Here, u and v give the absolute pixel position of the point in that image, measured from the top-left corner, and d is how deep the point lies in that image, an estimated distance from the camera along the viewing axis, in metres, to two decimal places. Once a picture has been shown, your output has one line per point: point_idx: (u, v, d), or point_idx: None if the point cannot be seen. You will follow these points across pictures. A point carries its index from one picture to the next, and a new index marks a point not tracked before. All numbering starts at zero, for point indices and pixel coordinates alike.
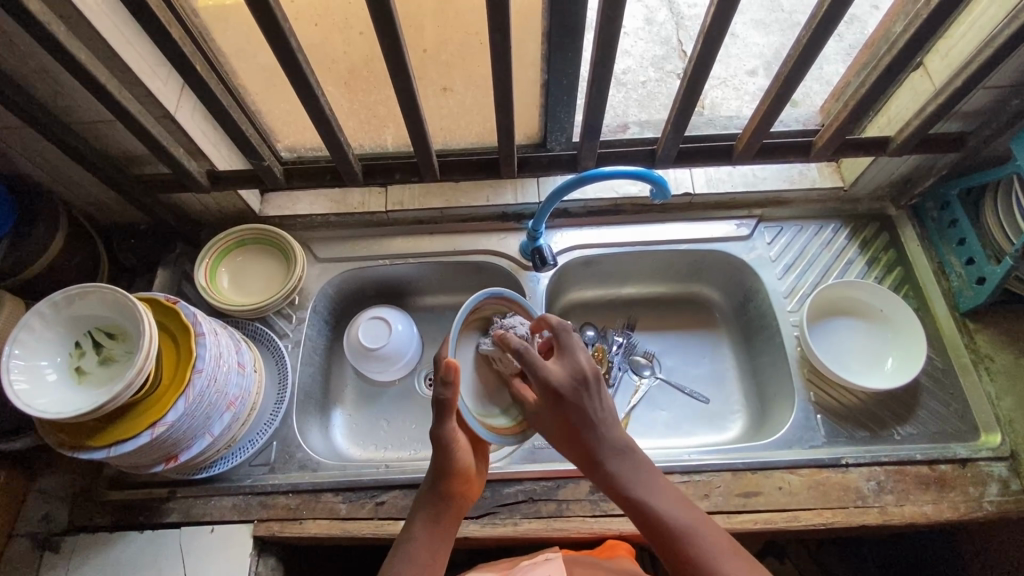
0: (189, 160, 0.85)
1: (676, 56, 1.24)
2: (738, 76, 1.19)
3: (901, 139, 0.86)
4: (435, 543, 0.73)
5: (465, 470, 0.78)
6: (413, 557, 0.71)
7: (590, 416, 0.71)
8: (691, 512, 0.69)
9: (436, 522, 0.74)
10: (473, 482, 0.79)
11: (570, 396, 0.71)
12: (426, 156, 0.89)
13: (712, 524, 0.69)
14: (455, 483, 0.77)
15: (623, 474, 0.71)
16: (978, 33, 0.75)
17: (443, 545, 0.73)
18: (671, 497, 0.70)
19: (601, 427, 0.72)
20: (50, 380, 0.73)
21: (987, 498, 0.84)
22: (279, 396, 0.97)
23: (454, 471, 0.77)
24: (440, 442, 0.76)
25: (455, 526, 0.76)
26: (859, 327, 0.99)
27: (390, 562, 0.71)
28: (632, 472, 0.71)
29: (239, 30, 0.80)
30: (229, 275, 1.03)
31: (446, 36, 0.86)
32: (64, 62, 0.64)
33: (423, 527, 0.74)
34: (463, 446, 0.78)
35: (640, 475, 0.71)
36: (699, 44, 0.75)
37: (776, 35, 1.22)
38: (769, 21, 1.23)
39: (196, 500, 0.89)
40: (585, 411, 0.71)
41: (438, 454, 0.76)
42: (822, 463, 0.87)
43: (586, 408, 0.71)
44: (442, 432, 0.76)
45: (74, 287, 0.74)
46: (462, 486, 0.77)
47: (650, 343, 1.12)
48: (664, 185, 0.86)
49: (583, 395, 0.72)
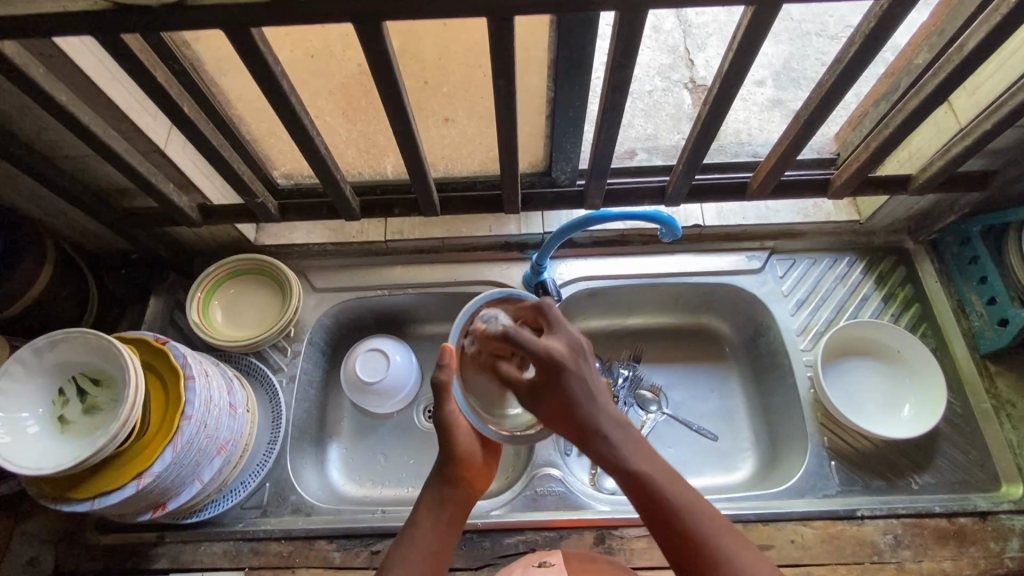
0: (178, 195, 0.81)
1: (682, 65, 1.19)
2: (746, 87, 1.14)
3: (925, 177, 0.82)
4: (441, 532, 0.69)
5: (471, 456, 0.74)
6: (418, 544, 0.67)
7: (587, 398, 0.63)
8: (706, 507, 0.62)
9: (441, 508, 0.71)
10: (480, 471, 0.75)
11: (562, 372, 0.62)
12: (426, 192, 0.86)
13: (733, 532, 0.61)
14: (462, 471, 0.73)
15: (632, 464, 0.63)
16: (1008, 75, 0.72)
17: (448, 532, 0.70)
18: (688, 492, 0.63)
19: (596, 407, 0.63)
20: (32, 433, 0.70)
21: (1009, 555, 0.81)
22: (273, 433, 0.94)
23: (460, 459, 0.73)
24: (444, 427, 0.72)
25: (462, 514, 0.72)
26: (874, 368, 0.96)
27: (392, 552, 0.68)
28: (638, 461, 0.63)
29: (229, 61, 0.76)
30: (222, 308, 0.99)
31: (448, 66, 0.82)
32: (44, 104, 0.61)
33: (428, 513, 0.70)
34: (469, 434, 0.74)
35: (646, 460, 0.63)
36: (717, 83, 0.71)
37: (785, 44, 1.16)
38: (778, 31, 1.17)
39: (186, 546, 0.86)
40: (580, 389, 0.63)
41: (442, 437, 0.73)
42: (836, 515, 0.84)
43: (579, 385, 0.62)
44: (445, 417, 0.72)
45: (58, 332, 0.72)
46: (468, 473, 0.73)
47: (656, 375, 1.09)
48: (674, 225, 0.83)
49: (577, 370, 0.63)
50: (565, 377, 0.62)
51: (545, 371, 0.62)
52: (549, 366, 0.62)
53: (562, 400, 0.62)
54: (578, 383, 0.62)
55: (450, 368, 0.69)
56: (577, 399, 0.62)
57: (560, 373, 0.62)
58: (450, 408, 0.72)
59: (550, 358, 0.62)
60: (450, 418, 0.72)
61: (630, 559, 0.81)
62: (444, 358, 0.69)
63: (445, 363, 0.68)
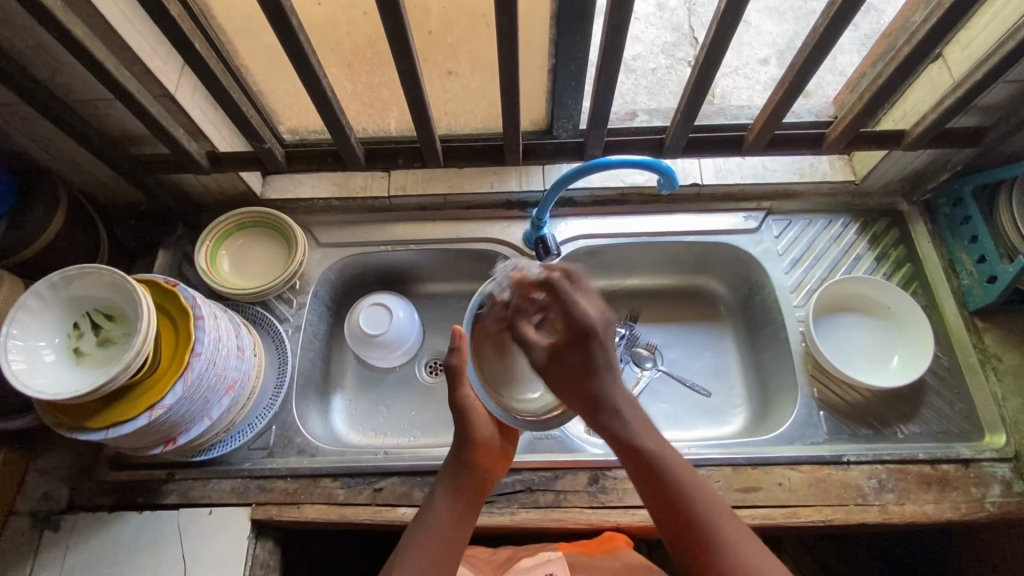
0: (188, 141, 0.84)
1: (687, 43, 1.19)
2: (749, 65, 1.15)
3: (917, 132, 0.85)
4: (458, 517, 0.72)
5: (488, 442, 0.77)
6: (433, 530, 0.70)
7: (606, 367, 0.72)
8: (701, 487, 0.69)
9: (458, 494, 0.73)
10: (495, 457, 0.78)
11: (593, 336, 0.72)
12: (429, 141, 0.88)
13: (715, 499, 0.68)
14: (478, 456, 0.76)
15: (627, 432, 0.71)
16: (1000, 25, 0.73)
17: (465, 516, 0.72)
18: (690, 478, 0.69)
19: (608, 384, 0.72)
20: (48, 361, 0.73)
21: (989, 499, 0.84)
22: (278, 379, 0.96)
23: (479, 446, 0.76)
24: (461, 410, 0.76)
25: (478, 498, 0.75)
26: (863, 323, 0.98)
27: (408, 534, 0.71)
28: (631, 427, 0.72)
29: (239, 12, 0.78)
30: (229, 259, 1.02)
31: (453, 18, 0.83)
32: (62, 38, 0.63)
33: (444, 499, 0.73)
34: (485, 420, 0.77)
35: (652, 440, 0.71)
36: (711, 32, 0.73)
37: (790, 22, 1.15)
38: (783, 9, 1.16)
39: (195, 482, 0.89)
40: (600, 359, 0.72)
41: (460, 422, 0.76)
42: (823, 460, 0.87)
43: (606, 354, 0.72)
44: (460, 399, 0.76)
45: (73, 267, 0.74)
46: (485, 459, 0.77)
47: (652, 334, 1.12)
48: (672, 175, 0.85)
49: (605, 339, 0.73)
50: (591, 340, 0.73)
51: (578, 332, 0.73)
52: (580, 327, 0.72)
53: (583, 359, 0.72)
54: (603, 352, 0.72)
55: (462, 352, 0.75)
56: (601, 365, 0.72)
57: (590, 339, 0.73)
58: (467, 391, 0.77)
59: (587, 320, 0.72)
60: (465, 401, 0.76)
61: (622, 498, 0.84)
62: (455, 341, 0.74)
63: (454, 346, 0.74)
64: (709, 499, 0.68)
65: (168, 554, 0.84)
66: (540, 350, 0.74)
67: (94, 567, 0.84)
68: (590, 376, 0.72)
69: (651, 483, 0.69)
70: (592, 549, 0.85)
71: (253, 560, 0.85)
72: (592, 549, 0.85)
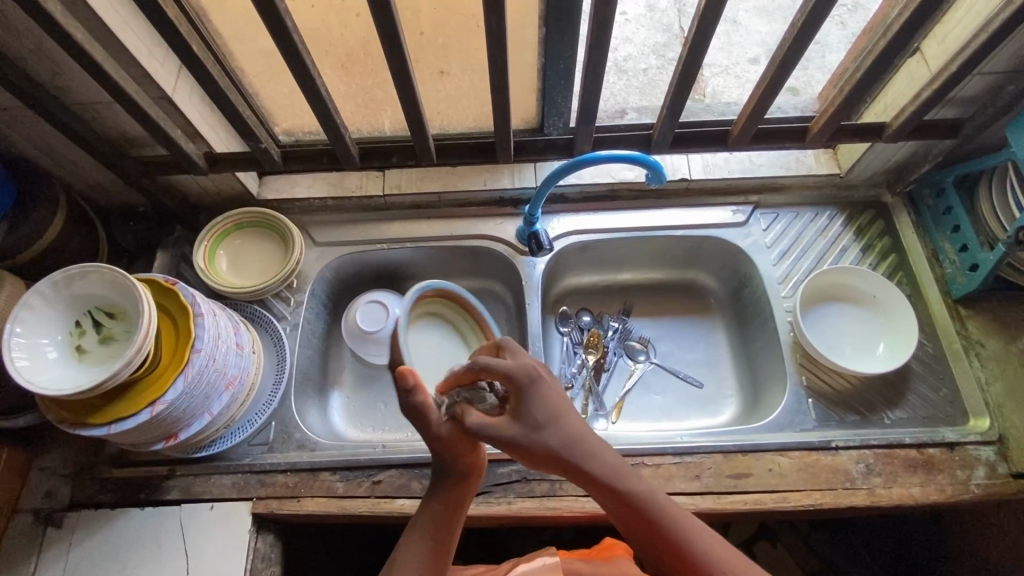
0: (186, 142, 0.86)
1: (677, 43, 1.21)
2: (739, 64, 1.17)
3: (898, 124, 0.87)
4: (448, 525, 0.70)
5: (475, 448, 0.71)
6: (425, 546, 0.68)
7: (564, 410, 0.65)
8: (691, 520, 0.68)
9: (449, 508, 0.71)
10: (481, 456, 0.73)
11: (537, 387, 0.64)
12: (423, 140, 0.90)
13: (707, 532, 0.68)
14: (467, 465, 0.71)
15: (607, 473, 0.65)
16: (974, 20, 0.76)
17: (452, 520, 0.71)
18: (676, 506, 0.68)
19: (570, 428, 0.65)
20: (51, 358, 0.74)
21: (974, 482, 0.85)
22: (277, 376, 0.98)
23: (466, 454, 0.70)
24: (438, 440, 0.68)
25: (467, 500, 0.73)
26: (849, 312, 1.01)
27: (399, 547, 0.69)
28: (612, 468, 0.66)
29: (233, 14, 0.79)
30: (227, 258, 1.04)
31: (443, 19, 0.85)
32: (62, 41, 0.65)
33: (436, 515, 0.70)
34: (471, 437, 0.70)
35: (633, 479, 0.67)
36: (694, 29, 0.75)
37: (779, 22, 1.18)
38: (772, 9, 1.19)
39: (196, 478, 0.90)
40: (556, 403, 0.64)
41: (439, 444, 0.68)
42: (812, 445, 0.89)
43: (561, 399, 0.65)
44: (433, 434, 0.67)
45: (75, 266, 0.76)
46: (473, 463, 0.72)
47: (645, 328, 1.13)
48: (660, 170, 0.87)
49: (550, 384, 0.66)
50: (536, 389, 0.64)
51: (521, 385, 0.63)
52: (525, 382, 0.63)
53: (540, 411, 0.63)
54: (550, 397, 0.64)
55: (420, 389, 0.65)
56: (553, 413, 0.64)
57: (536, 387, 0.64)
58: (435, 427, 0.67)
59: (527, 373, 0.64)
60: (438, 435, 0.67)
61: None
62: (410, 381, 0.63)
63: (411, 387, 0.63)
64: (689, 519, 0.68)
65: (170, 549, 0.85)
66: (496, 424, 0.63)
67: (97, 563, 0.85)
68: (546, 427, 0.64)
69: (644, 525, 0.66)
70: (590, 555, 0.85)
71: (254, 553, 0.86)
72: (590, 555, 0.85)
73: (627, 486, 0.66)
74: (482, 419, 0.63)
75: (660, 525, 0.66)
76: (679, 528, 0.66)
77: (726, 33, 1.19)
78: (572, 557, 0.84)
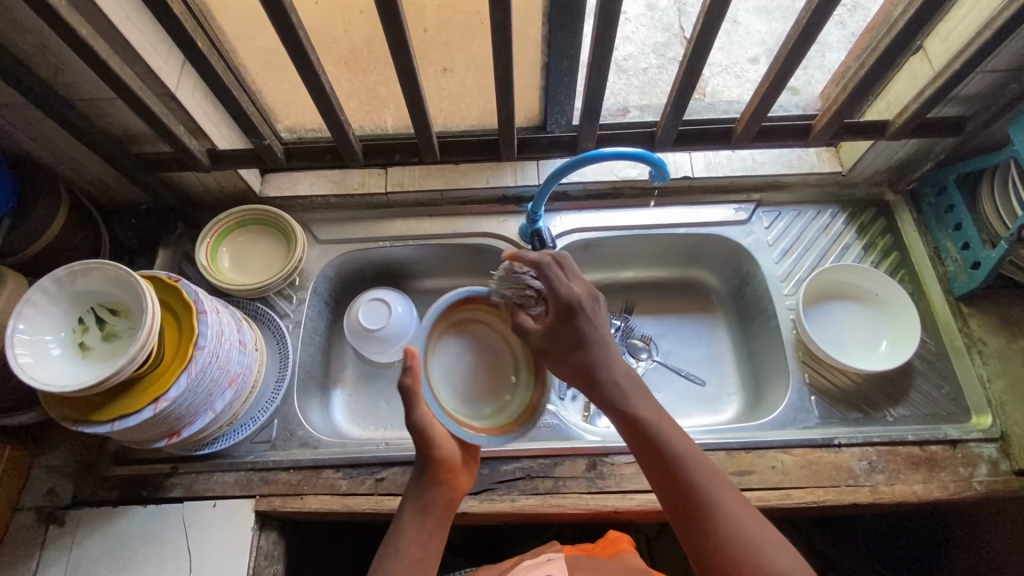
0: (189, 139, 0.85)
1: (677, 42, 1.21)
2: (739, 64, 1.17)
3: (901, 122, 0.87)
4: (426, 536, 0.71)
5: (452, 459, 0.73)
6: (403, 555, 0.69)
7: (599, 335, 0.71)
8: (703, 461, 0.66)
9: (425, 514, 0.72)
10: (459, 471, 0.75)
11: (581, 311, 0.70)
12: (426, 137, 0.90)
13: (719, 476, 0.65)
14: (442, 475, 0.73)
15: (624, 397, 0.69)
16: (977, 19, 0.76)
17: (433, 531, 0.72)
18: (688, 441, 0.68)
19: (604, 351, 0.71)
20: (54, 355, 0.74)
21: (976, 479, 0.86)
22: (279, 374, 0.98)
23: (442, 463, 0.72)
24: (419, 435, 0.71)
25: (446, 516, 0.73)
26: (852, 310, 1.01)
27: (378, 558, 0.70)
28: (631, 393, 0.70)
29: (236, 11, 0.79)
30: (229, 255, 1.03)
31: (446, 16, 0.85)
32: (67, 36, 0.65)
33: (412, 524, 0.71)
34: (446, 437, 0.73)
35: (648, 406, 0.69)
36: (698, 26, 0.75)
37: (779, 22, 1.18)
38: (772, 8, 1.19)
39: (199, 475, 0.90)
40: (596, 327, 0.71)
41: (419, 444, 0.72)
42: (815, 443, 0.89)
43: (598, 327, 0.71)
44: (416, 423, 0.70)
45: (78, 263, 0.76)
46: (448, 476, 0.74)
47: (647, 326, 1.14)
48: (663, 167, 0.87)
49: (592, 313, 0.71)
50: (578, 313, 0.70)
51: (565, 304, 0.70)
52: (569, 303, 0.70)
53: (574, 332, 0.70)
54: (591, 322, 0.70)
55: (414, 370, 0.70)
56: (588, 336, 0.70)
57: (578, 312, 0.70)
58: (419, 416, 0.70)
59: (574, 297, 0.71)
60: (421, 425, 0.70)
61: (620, 484, 0.86)
62: (409, 359, 0.69)
63: (408, 365, 0.69)
64: (698, 455, 0.67)
65: (172, 546, 0.85)
66: (535, 330, 0.73)
67: (99, 561, 0.85)
68: (580, 346, 0.70)
69: (650, 451, 0.67)
70: (593, 552, 0.88)
71: (257, 551, 0.86)
72: (594, 552, 0.88)
73: (638, 409, 0.69)
74: (523, 323, 0.73)
75: (664, 451, 0.66)
76: (682, 459, 0.65)
77: (726, 32, 1.19)
78: (577, 553, 0.88)
